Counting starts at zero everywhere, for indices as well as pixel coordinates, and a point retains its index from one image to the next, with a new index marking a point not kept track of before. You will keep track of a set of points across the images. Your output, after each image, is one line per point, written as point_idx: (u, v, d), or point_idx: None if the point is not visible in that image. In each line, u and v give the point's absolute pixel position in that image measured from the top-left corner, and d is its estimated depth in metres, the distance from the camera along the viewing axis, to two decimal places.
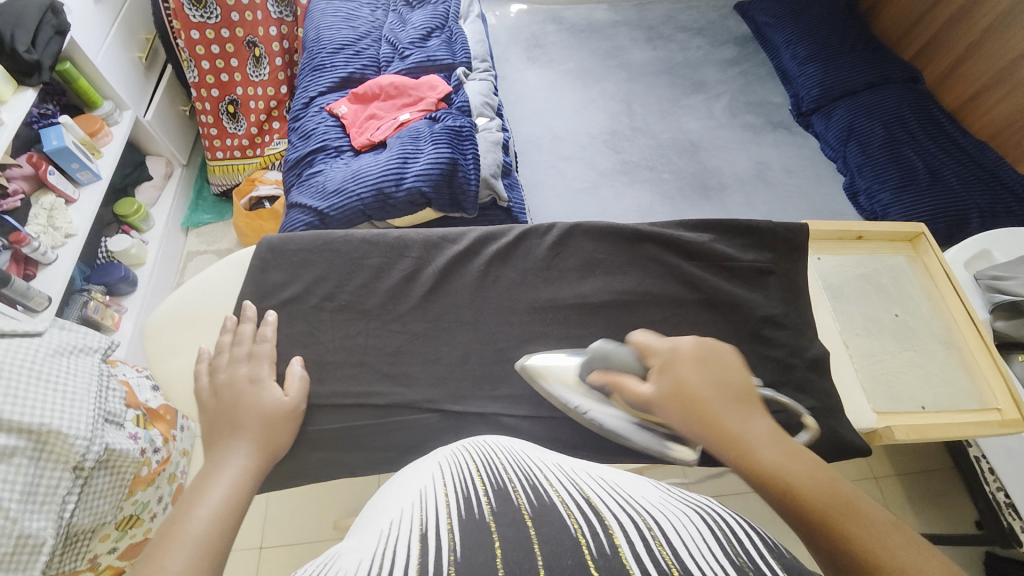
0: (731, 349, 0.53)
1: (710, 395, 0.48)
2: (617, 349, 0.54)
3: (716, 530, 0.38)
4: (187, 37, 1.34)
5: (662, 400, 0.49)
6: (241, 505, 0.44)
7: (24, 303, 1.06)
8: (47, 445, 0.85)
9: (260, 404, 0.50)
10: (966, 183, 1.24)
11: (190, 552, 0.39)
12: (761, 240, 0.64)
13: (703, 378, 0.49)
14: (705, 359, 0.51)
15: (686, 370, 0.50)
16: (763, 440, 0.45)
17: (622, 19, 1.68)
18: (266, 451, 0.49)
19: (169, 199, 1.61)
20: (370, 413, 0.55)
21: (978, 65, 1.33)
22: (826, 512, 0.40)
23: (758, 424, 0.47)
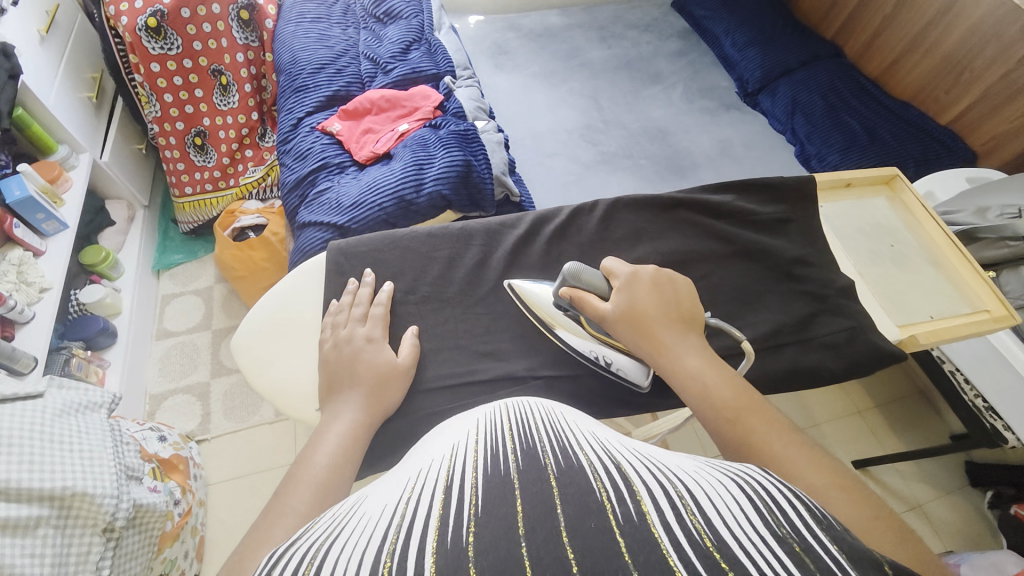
0: (684, 281, 0.62)
1: (656, 313, 0.57)
2: (589, 270, 0.60)
3: (761, 503, 0.31)
4: (146, 71, 1.30)
5: (620, 315, 0.57)
6: (354, 451, 0.52)
7: (9, 366, 0.98)
8: (75, 511, 0.79)
9: (374, 362, 0.58)
10: (898, 138, 1.43)
11: (311, 490, 0.46)
12: (776, 194, 0.78)
13: (654, 299, 0.58)
14: (659, 285, 0.59)
15: (642, 292, 0.58)
16: (699, 357, 0.54)
17: (576, 22, 1.78)
18: (378, 406, 0.56)
19: (135, 243, 1.51)
20: (475, 390, 0.62)
21: (892, 37, 1.55)
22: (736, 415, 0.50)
23: (694, 343, 0.56)
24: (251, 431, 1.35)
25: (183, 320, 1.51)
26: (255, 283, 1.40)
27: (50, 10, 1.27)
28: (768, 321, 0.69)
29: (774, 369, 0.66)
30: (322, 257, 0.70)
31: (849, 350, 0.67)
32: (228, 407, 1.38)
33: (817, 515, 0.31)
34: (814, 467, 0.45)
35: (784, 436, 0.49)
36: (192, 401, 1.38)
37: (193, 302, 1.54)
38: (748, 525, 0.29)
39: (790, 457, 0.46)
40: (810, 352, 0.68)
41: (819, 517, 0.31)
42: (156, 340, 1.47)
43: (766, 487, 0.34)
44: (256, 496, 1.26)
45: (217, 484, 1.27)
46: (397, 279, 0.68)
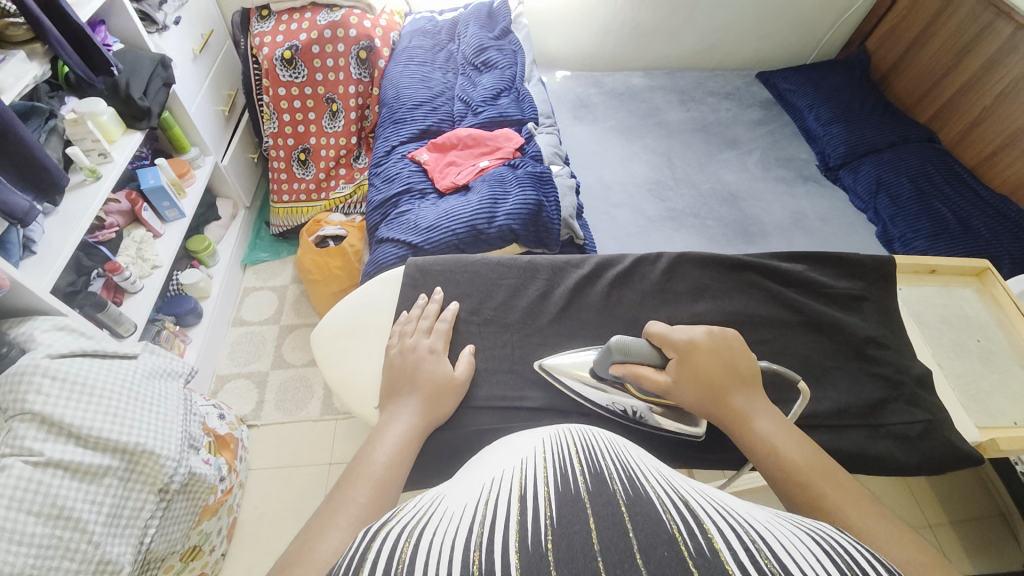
0: (738, 339, 0.61)
1: (722, 377, 0.57)
2: (636, 341, 0.61)
3: (843, 560, 0.31)
4: (274, 93, 1.51)
5: (680, 381, 0.58)
6: (408, 456, 0.54)
7: (113, 327, 1.12)
8: (139, 466, 0.88)
9: (432, 373, 0.62)
10: (995, 233, 1.34)
11: (370, 487, 0.49)
12: (853, 271, 0.76)
13: (715, 365, 0.58)
14: (717, 348, 0.59)
15: (700, 358, 0.58)
16: (768, 426, 0.55)
17: (657, 84, 1.86)
18: (431, 414, 0.59)
19: (232, 238, 1.70)
20: (522, 416, 0.64)
21: (992, 128, 1.48)
22: (808, 476, 0.50)
23: (762, 411, 0.56)
24: (297, 425, 1.43)
25: (258, 312, 1.65)
26: (326, 288, 1.52)
27: (204, 34, 1.52)
28: (833, 400, 0.65)
29: (839, 451, 0.62)
30: (399, 270, 0.77)
31: (922, 445, 0.63)
32: (281, 399, 1.47)
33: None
34: (897, 539, 0.42)
35: (863, 507, 0.47)
36: (250, 387, 1.49)
37: (269, 297, 1.69)
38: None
39: (870, 527, 0.45)
40: (878, 440, 0.63)
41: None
42: (231, 326, 1.61)
43: (850, 550, 0.33)
44: (293, 489, 1.31)
45: (258, 469, 1.35)
46: (465, 299, 0.72)
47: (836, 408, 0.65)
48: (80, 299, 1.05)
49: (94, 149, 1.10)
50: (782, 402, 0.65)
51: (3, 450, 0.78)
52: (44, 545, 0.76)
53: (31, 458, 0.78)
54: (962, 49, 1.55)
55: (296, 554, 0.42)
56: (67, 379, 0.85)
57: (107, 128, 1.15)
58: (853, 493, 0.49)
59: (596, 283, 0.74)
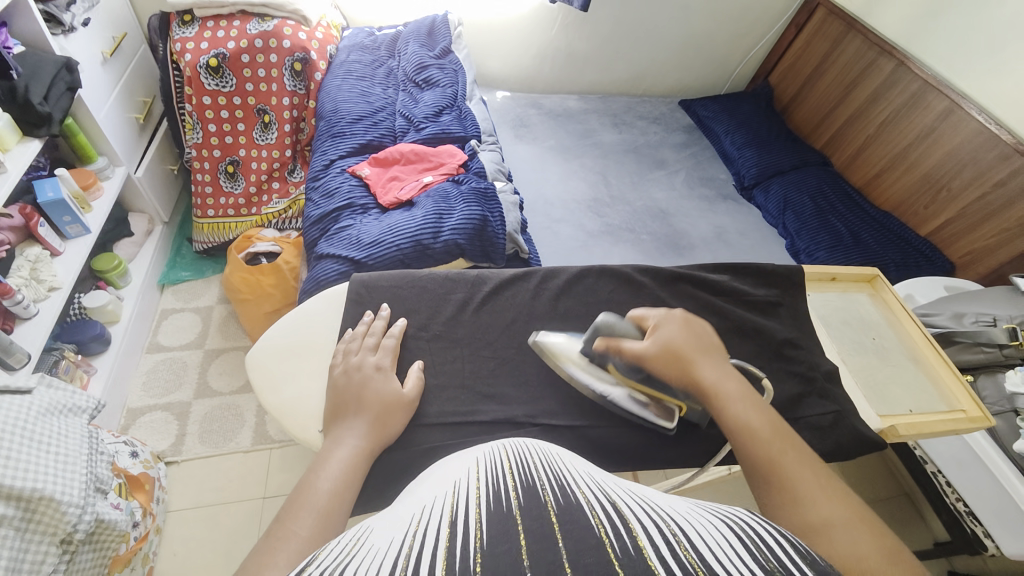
0: (707, 327, 0.68)
1: (692, 349, 0.62)
2: (621, 321, 0.66)
3: (750, 541, 0.35)
4: (198, 102, 1.42)
5: (656, 354, 0.62)
6: (354, 481, 0.53)
7: (2, 359, 0.98)
8: (36, 515, 0.77)
9: (380, 392, 0.60)
10: (880, 244, 1.55)
11: (313, 517, 0.48)
12: (769, 280, 0.84)
13: (687, 336, 0.63)
14: (688, 326, 0.65)
15: (675, 329, 0.64)
16: (715, 377, 0.60)
17: (591, 107, 1.97)
18: (379, 434, 0.58)
19: (148, 256, 1.55)
20: (475, 429, 0.64)
21: (876, 154, 1.72)
22: (715, 395, 0.59)
23: (719, 370, 0.61)
24: (224, 458, 1.31)
25: (178, 336, 1.51)
26: (257, 307, 1.42)
27: (115, 37, 1.40)
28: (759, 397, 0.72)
29: None
30: (341, 286, 0.74)
31: (834, 433, 0.71)
32: (206, 430, 1.35)
33: (803, 551, 0.35)
34: (835, 500, 0.50)
35: (749, 402, 0.59)
36: (169, 419, 1.35)
37: (190, 319, 1.55)
38: (732, 554, 0.32)
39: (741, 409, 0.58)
40: (797, 431, 0.70)
41: (804, 553, 0.35)
42: (146, 353, 1.46)
43: (758, 529, 0.37)
44: (220, 528, 1.20)
45: (179, 510, 1.22)
46: (412, 315, 0.72)
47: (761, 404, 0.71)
48: None
49: None
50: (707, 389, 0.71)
51: None
52: None
53: None
54: (850, 84, 1.79)
55: None
56: None
57: (0, 134, 1.02)
58: (745, 394, 0.59)
59: (542, 295, 0.76)
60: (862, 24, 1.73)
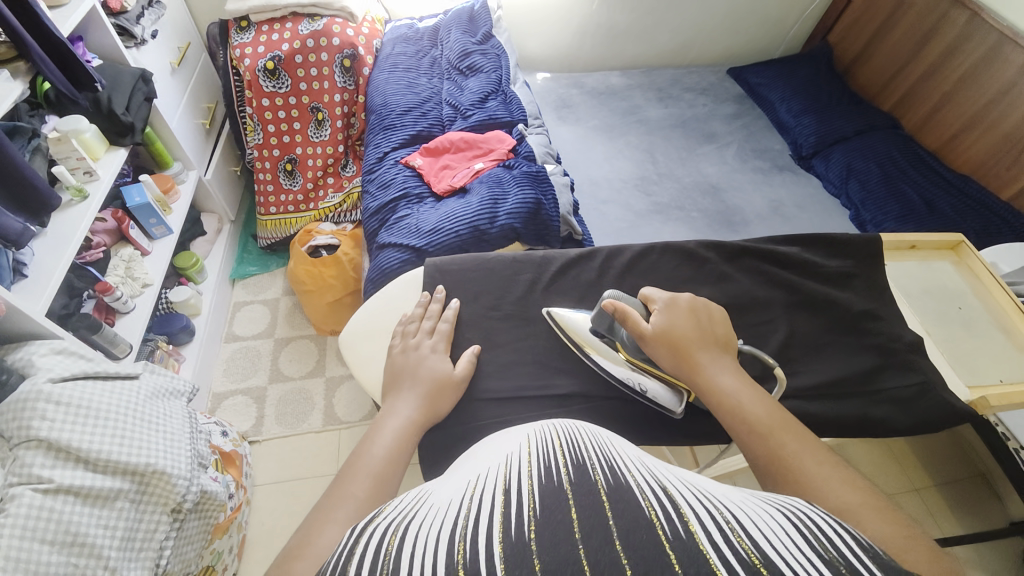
0: (720, 310, 0.67)
1: (694, 338, 0.61)
2: (629, 297, 0.67)
3: (812, 536, 0.35)
4: (258, 104, 1.50)
5: (657, 335, 0.62)
6: (404, 451, 0.55)
7: (109, 349, 1.09)
8: (150, 488, 0.86)
9: (434, 370, 0.64)
10: (958, 211, 1.43)
11: (367, 479, 0.50)
12: (844, 251, 0.81)
13: (689, 323, 0.63)
14: (694, 309, 0.65)
15: (679, 316, 0.63)
16: (712, 373, 0.59)
17: (635, 83, 1.91)
18: (431, 409, 0.60)
19: (219, 252, 1.67)
20: (551, 404, 0.67)
21: (951, 113, 1.58)
22: (713, 393, 0.58)
23: (715, 363, 0.60)
24: (300, 438, 1.41)
25: (251, 326, 1.63)
26: (321, 297, 1.51)
27: (181, 47, 1.50)
28: (837, 371, 0.70)
29: (846, 418, 0.67)
30: (416, 271, 0.78)
31: (917, 405, 0.68)
32: (281, 413, 1.45)
33: (866, 547, 0.35)
34: (849, 487, 0.47)
35: (753, 396, 0.57)
36: (249, 402, 1.47)
37: (260, 310, 1.66)
38: (793, 550, 0.33)
39: (745, 404, 0.56)
40: (878, 405, 0.68)
41: (866, 550, 0.35)
42: (223, 343, 1.58)
43: (818, 523, 0.38)
44: (299, 502, 1.30)
45: (264, 485, 1.33)
46: (482, 296, 0.74)
47: (840, 378, 0.69)
48: (74, 321, 1.02)
49: (79, 167, 1.07)
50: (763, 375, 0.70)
51: (12, 480, 0.75)
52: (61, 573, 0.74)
53: (40, 486, 0.75)
54: (923, 36, 1.65)
55: (294, 550, 0.43)
56: (70, 404, 0.82)
57: (91, 145, 1.12)
58: (750, 390, 0.57)
59: (606, 274, 0.76)
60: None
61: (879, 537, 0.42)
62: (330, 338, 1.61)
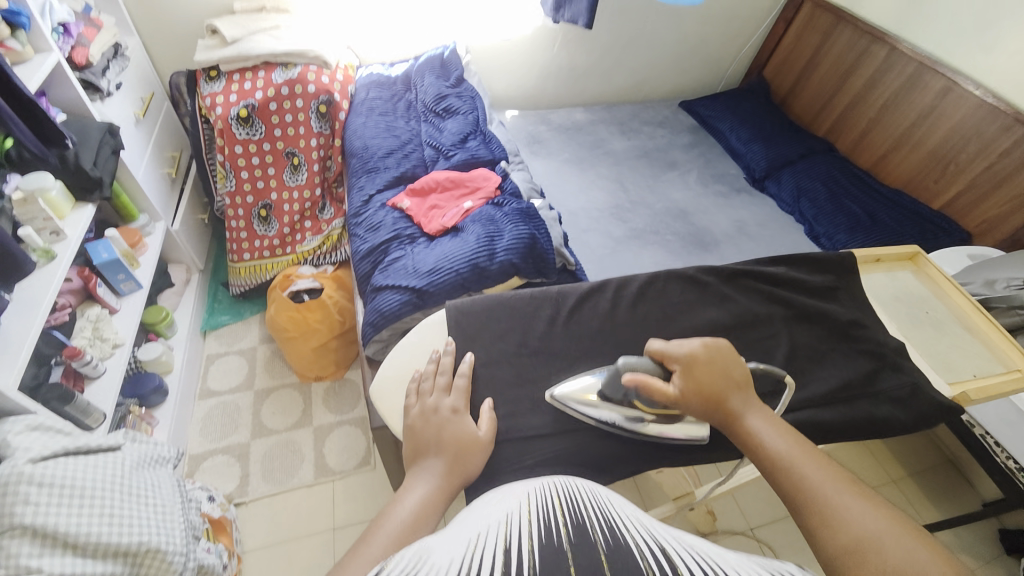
0: (728, 345, 0.70)
1: (722, 386, 0.65)
2: (641, 359, 0.67)
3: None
4: (230, 151, 1.47)
5: (687, 394, 0.64)
6: (426, 519, 0.55)
7: (81, 421, 1.00)
8: (143, 569, 0.79)
9: (456, 434, 0.64)
10: (898, 222, 1.60)
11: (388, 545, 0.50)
12: (822, 267, 0.89)
13: (714, 376, 0.65)
14: (713, 359, 0.67)
15: (701, 370, 0.65)
16: (744, 421, 0.63)
17: (598, 118, 2.03)
18: (454, 476, 0.60)
19: (189, 304, 1.58)
20: (586, 433, 0.70)
21: (879, 136, 1.78)
22: (743, 439, 0.63)
23: (746, 408, 0.64)
24: (291, 494, 1.33)
25: (227, 380, 1.54)
26: (306, 343, 1.47)
27: (145, 98, 1.46)
28: (836, 378, 0.76)
29: (850, 420, 0.73)
30: (439, 314, 0.81)
31: (914, 403, 0.75)
32: (269, 469, 1.37)
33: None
34: (873, 514, 0.50)
35: (776, 431, 0.62)
36: (231, 462, 1.38)
37: (236, 362, 1.58)
38: None
39: (769, 441, 0.61)
40: (878, 405, 0.75)
41: None
42: (198, 400, 1.49)
43: None
44: (295, 564, 1.22)
45: (253, 551, 1.24)
46: (509, 333, 0.78)
47: (841, 385, 0.76)
48: (44, 392, 0.95)
49: (46, 228, 1.01)
50: (774, 392, 0.73)
51: None
52: None
53: None
54: (845, 71, 1.86)
55: None
56: (54, 484, 0.75)
57: (58, 204, 1.06)
58: (772, 430, 0.62)
59: (618, 303, 0.81)
60: (851, 14, 1.82)
61: (905, 563, 0.44)
62: (316, 384, 1.55)
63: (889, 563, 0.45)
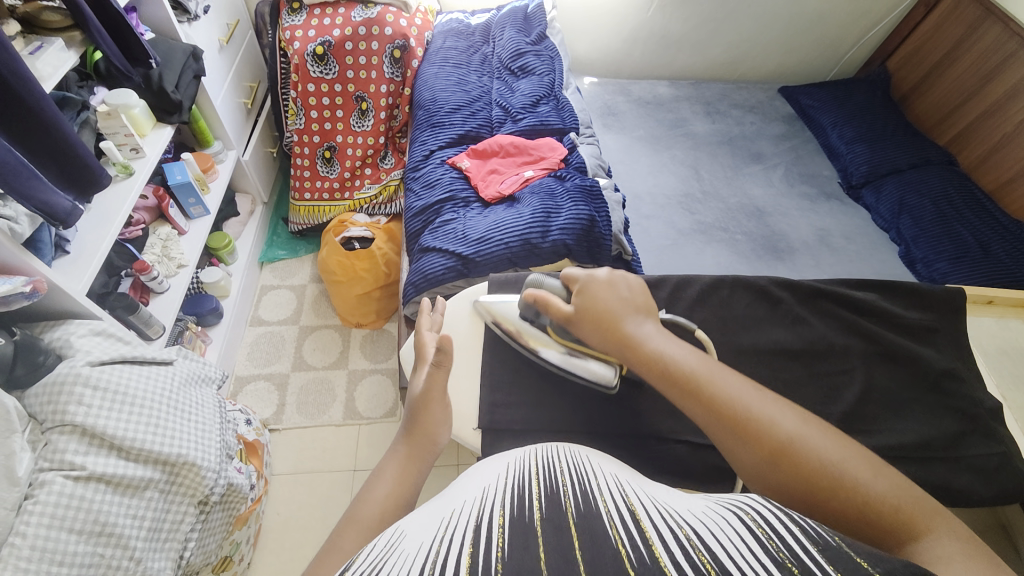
0: (637, 280, 0.67)
1: (617, 308, 0.61)
2: (549, 280, 0.70)
3: (761, 530, 0.33)
4: (303, 89, 1.47)
5: (580, 315, 0.62)
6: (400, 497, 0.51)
7: (143, 330, 1.08)
8: (179, 479, 0.85)
9: (416, 392, 0.58)
10: (1015, 258, 1.37)
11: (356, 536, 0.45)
12: (923, 302, 0.77)
13: (610, 295, 0.62)
14: (613, 282, 0.64)
15: (599, 289, 0.63)
16: (649, 338, 0.57)
17: (683, 94, 1.86)
18: (422, 434, 0.56)
19: (250, 235, 1.65)
20: None
21: (1011, 156, 1.51)
22: (648, 359, 0.56)
23: (645, 326, 0.59)
24: (318, 429, 1.40)
25: (277, 312, 1.61)
26: (350, 289, 1.51)
27: (229, 24, 1.47)
28: (913, 432, 0.67)
29: (922, 485, 0.64)
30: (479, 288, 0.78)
31: (999, 477, 0.66)
32: (302, 402, 1.44)
33: (812, 532, 0.33)
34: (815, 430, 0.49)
35: (677, 345, 0.56)
36: (271, 389, 1.46)
37: (287, 296, 1.65)
38: (747, 548, 0.31)
39: (672, 354, 0.55)
40: (959, 473, 0.65)
41: (814, 535, 0.33)
42: (249, 326, 1.58)
43: (765, 512, 0.36)
44: (314, 494, 1.29)
45: (278, 474, 1.32)
46: None
47: (919, 442, 0.66)
48: (112, 300, 1.02)
49: (126, 143, 1.06)
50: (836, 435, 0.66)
51: (43, 465, 0.75)
52: (86, 564, 0.73)
53: (72, 473, 0.74)
54: (985, 76, 1.58)
55: None
56: (107, 389, 0.81)
57: (139, 121, 1.10)
58: (675, 346, 0.56)
59: (676, 306, 0.73)
60: (1001, 10, 1.51)
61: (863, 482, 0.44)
62: (355, 330, 1.59)
63: (824, 461, 0.46)
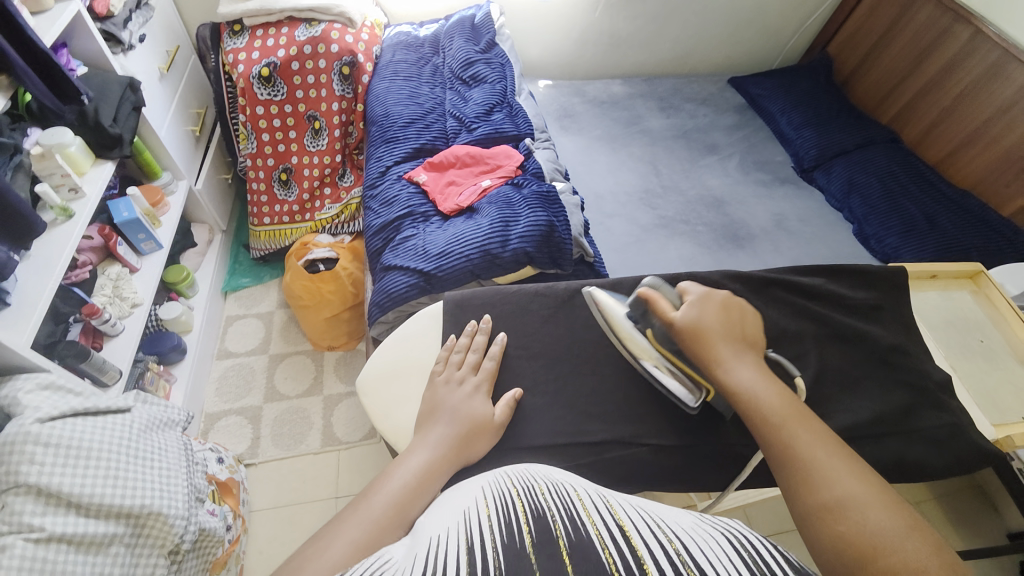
0: (754, 311, 0.67)
1: (720, 332, 0.62)
2: (669, 289, 0.69)
3: (749, 555, 0.34)
4: (252, 112, 1.44)
5: (682, 328, 0.62)
6: (419, 498, 0.54)
7: (97, 377, 1.03)
8: (145, 530, 0.82)
9: (471, 411, 0.63)
10: (959, 227, 1.44)
11: (370, 523, 0.50)
12: (869, 282, 0.80)
13: (719, 322, 0.62)
14: (723, 311, 0.63)
15: (710, 312, 0.63)
16: (743, 381, 0.58)
17: (637, 92, 1.89)
18: (462, 453, 0.60)
19: (210, 265, 1.60)
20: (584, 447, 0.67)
21: (950, 129, 1.59)
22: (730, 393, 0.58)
23: (743, 371, 0.59)
24: (296, 460, 1.36)
25: (244, 342, 1.57)
26: (318, 313, 1.48)
27: (169, 51, 1.43)
28: (869, 410, 0.69)
29: (880, 460, 0.66)
30: (437, 305, 0.78)
31: (951, 444, 0.68)
32: (277, 434, 1.40)
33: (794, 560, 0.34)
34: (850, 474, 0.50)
35: (766, 384, 0.58)
36: (243, 423, 1.41)
37: (254, 325, 1.61)
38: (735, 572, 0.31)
39: (756, 391, 0.57)
40: (914, 445, 0.68)
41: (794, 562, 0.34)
42: (216, 359, 1.53)
43: (751, 539, 0.37)
44: (295, 528, 1.26)
45: (258, 511, 1.28)
46: (512, 332, 0.74)
47: (874, 419, 0.69)
48: (60, 349, 0.97)
49: (64, 184, 1.01)
50: None
51: None
52: None
53: (31, 535, 0.71)
54: (921, 53, 1.66)
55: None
56: (60, 445, 0.77)
57: (77, 160, 1.05)
58: (765, 385, 0.57)
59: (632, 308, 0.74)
60: None
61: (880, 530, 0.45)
62: (327, 354, 1.56)
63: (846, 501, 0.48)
